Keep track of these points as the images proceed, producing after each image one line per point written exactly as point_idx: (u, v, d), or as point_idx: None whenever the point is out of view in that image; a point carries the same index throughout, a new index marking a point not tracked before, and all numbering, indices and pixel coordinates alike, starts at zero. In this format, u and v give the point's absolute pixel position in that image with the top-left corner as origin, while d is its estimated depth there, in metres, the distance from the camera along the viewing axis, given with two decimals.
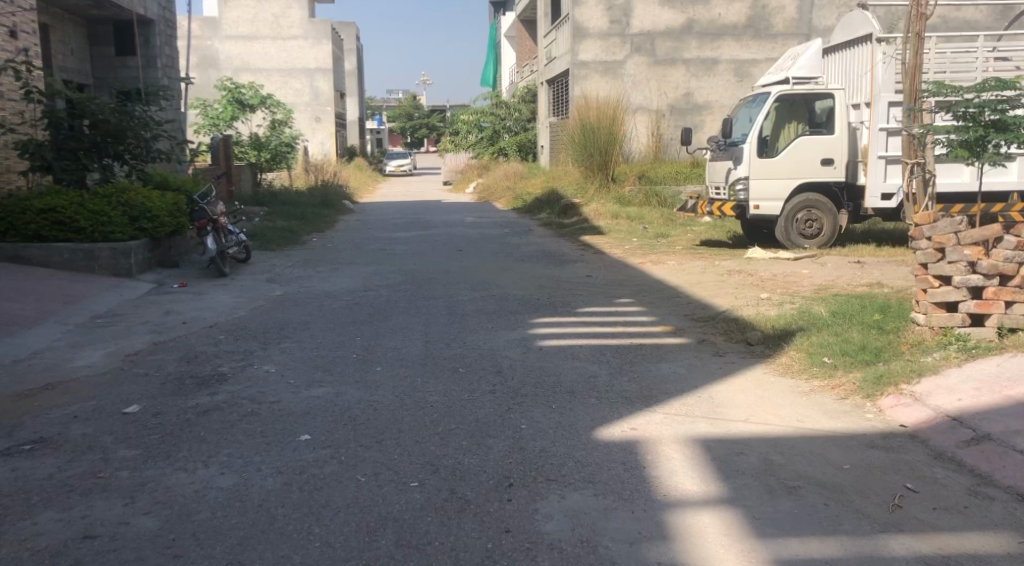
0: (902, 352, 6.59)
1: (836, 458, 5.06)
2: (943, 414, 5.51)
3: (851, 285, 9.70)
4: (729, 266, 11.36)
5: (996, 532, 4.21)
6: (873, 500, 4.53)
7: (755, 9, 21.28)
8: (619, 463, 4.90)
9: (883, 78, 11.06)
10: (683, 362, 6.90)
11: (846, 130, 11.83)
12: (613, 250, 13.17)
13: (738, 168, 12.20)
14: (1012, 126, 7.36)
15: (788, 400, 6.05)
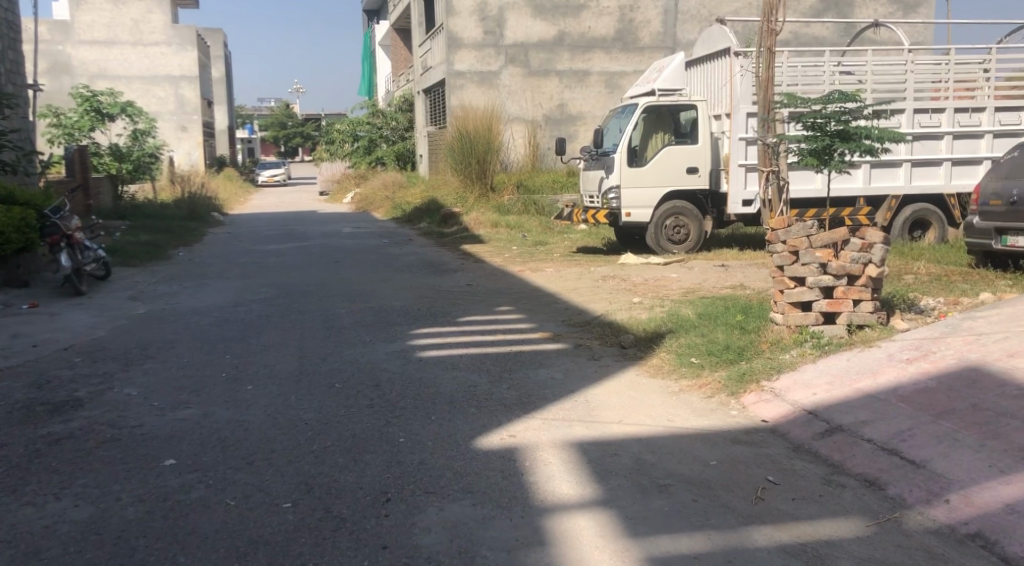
0: (763, 350, 6.95)
1: (703, 455, 5.29)
2: (800, 408, 5.85)
3: (717, 287, 10.13)
4: (603, 272, 11.67)
5: (848, 518, 4.50)
6: (737, 494, 4.77)
7: (623, 23, 21.95)
8: (497, 471, 4.98)
9: (742, 90, 11.66)
10: (560, 368, 7.06)
11: (709, 140, 12.35)
12: (492, 259, 13.31)
13: (609, 177, 12.52)
14: (854, 136, 7.86)
15: (658, 400, 6.29)
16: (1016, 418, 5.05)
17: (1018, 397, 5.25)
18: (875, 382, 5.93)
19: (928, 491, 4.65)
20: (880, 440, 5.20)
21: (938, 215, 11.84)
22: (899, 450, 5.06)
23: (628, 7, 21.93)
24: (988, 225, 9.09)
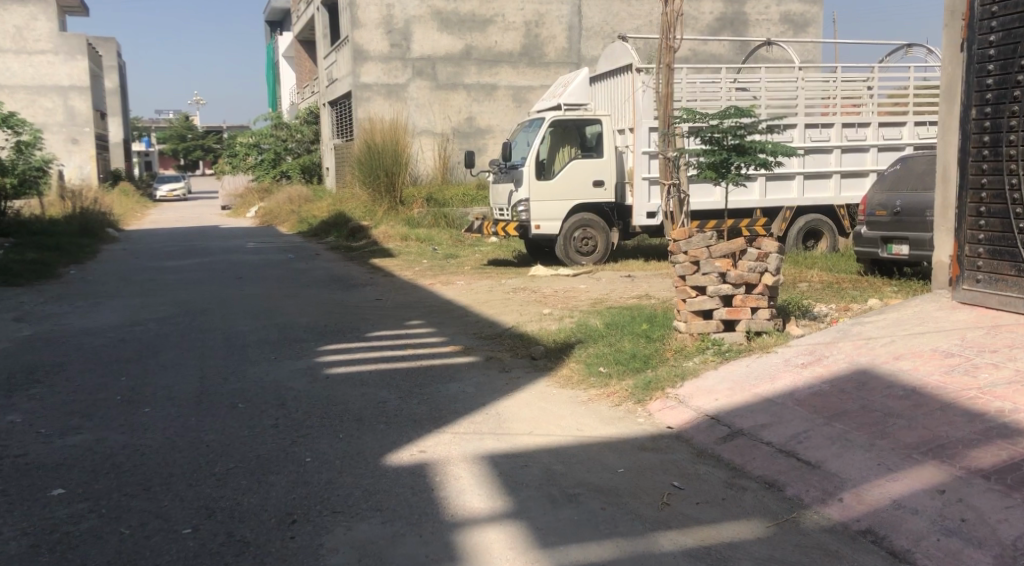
0: (667, 358, 7.14)
1: (612, 463, 5.40)
2: (703, 414, 6.03)
3: (624, 297, 10.34)
4: (513, 284, 11.77)
5: (748, 520, 4.65)
6: (644, 500, 4.88)
7: (529, 38, 22.24)
8: (407, 487, 4.99)
9: (644, 105, 11.98)
10: (471, 381, 7.09)
11: (613, 153, 12.62)
12: (401, 272, 13.27)
13: (518, 190, 12.63)
14: (750, 151, 8.15)
15: (568, 411, 6.38)
16: (902, 417, 5.29)
17: (904, 397, 5.50)
18: (773, 386, 6.15)
19: (823, 490, 4.84)
20: (779, 443, 5.40)
21: (829, 225, 12.36)
22: (796, 452, 5.26)
23: (533, 23, 22.23)
24: (875, 234, 9.53)
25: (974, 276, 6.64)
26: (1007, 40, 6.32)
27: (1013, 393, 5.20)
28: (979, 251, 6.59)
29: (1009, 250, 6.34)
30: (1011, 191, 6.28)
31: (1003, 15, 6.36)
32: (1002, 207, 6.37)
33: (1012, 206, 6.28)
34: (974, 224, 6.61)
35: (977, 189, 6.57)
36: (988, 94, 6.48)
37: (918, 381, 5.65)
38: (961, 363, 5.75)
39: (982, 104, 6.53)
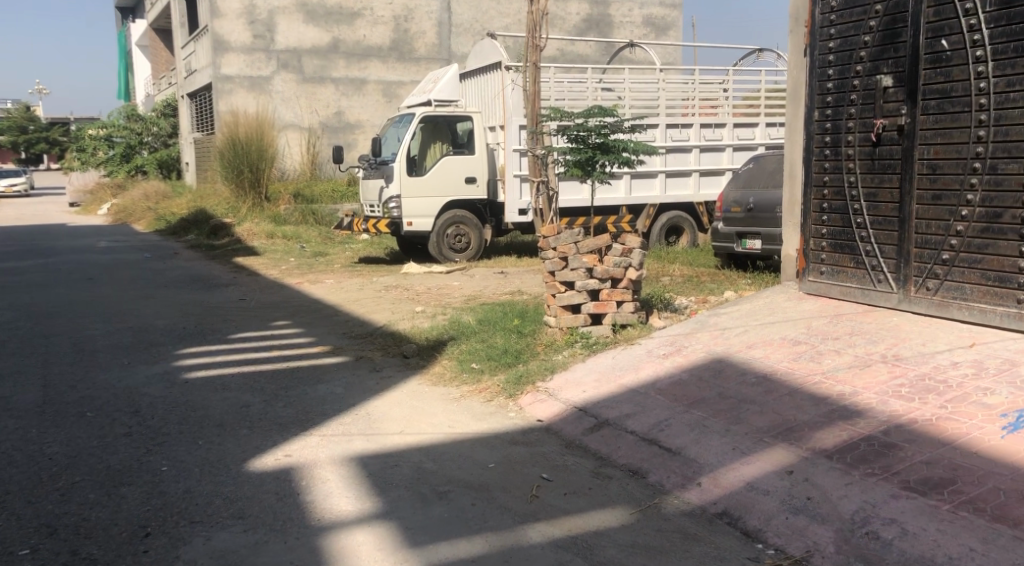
0: (538, 352, 7.24)
1: (482, 459, 5.44)
2: (571, 406, 6.17)
3: (496, 294, 10.43)
4: (385, 282, 11.67)
5: (613, 507, 4.76)
6: (513, 494, 4.94)
7: (398, 33, 22.19)
8: (271, 493, 4.88)
9: (513, 103, 12.12)
10: (340, 382, 7.00)
11: (484, 150, 12.72)
12: (268, 271, 12.96)
13: (389, 186, 12.50)
14: (613, 149, 8.32)
15: (439, 408, 6.39)
16: (755, 403, 5.54)
17: (757, 384, 5.77)
18: (637, 377, 6.33)
19: (683, 476, 5.01)
20: (642, 431, 5.57)
21: (689, 222, 12.84)
22: (658, 439, 5.44)
23: (402, 18, 22.23)
24: (731, 230, 9.99)
25: (819, 268, 7.05)
26: (844, 46, 6.73)
27: (853, 377, 5.53)
28: (822, 244, 7.00)
29: (848, 244, 6.76)
30: (850, 188, 6.69)
31: (841, 23, 6.76)
32: (842, 203, 6.78)
33: (851, 202, 6.70)
34: (818, 219, 7.01)
35: (820, 187, 6.97)
36: (829, 97, 6.88)
37: (770, 368, 5.94)
38: (808, 350, 6.08)
39: (824, 106, 6.94)
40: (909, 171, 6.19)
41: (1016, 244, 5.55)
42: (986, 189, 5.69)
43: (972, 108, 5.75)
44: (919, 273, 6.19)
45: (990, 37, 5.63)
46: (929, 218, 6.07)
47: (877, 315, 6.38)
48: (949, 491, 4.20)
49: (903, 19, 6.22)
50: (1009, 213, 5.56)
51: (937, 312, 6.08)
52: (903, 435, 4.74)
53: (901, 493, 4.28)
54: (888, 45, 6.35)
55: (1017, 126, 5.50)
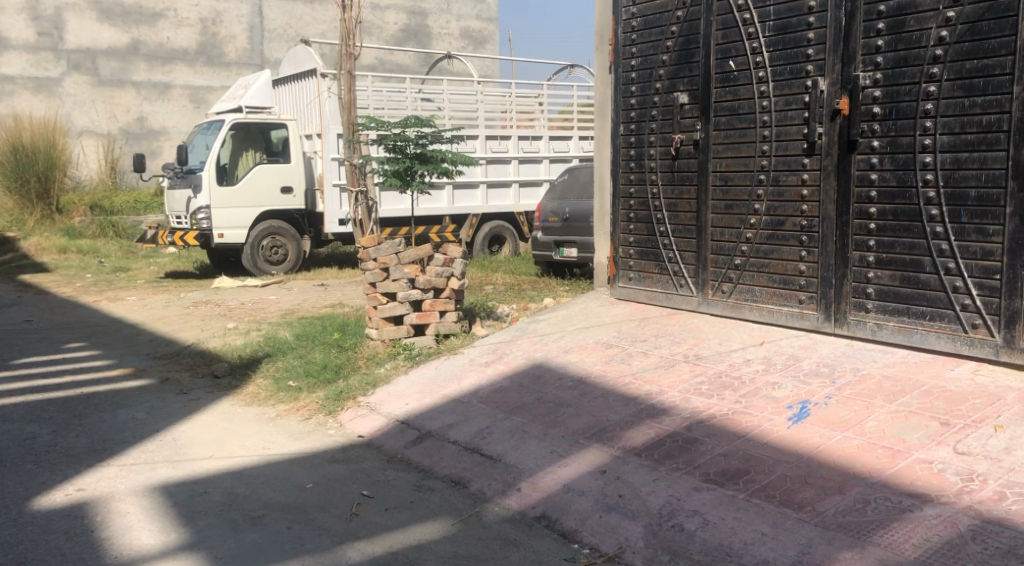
0: (358, 366, 7.17)
1: (299, 480, 5.33)
2: (393, 419, 6.15)
3: (315, 307, 10.25)
4: (193, 298, 11.20)
5: (434, 520, 4.78)
6: (331, 513, 4.86)
7: (205, 36, 21.45)
8: (63, 533, 4.58)
9: (330, 112, 11.93)
10: (143, 407, 6.67)
11: (301, 159, 12.49)
12: (61, 290, 12.13)
13: (197, 197, 11.99)
14: (432, 159, 8.32)
15: (253, 429, 6.21)
16: (571, 406, 5.72)
17: (573, 387, 5.97)
18: (459, 387, 6.39)
19: (503, 482, 5.09)
20: (463, 441, 5.63)
21: (511, 231, 13.07)
22: (479, 448, 5.51)
23: (209, 20, 21.50)
24: (549, 239, 10.30)
25: (628, 275, 7.38)
26: (644, 65, 7.09)
27: (660, 377, 5.82)
28: (630, 252, 7.33)
29: (653, 252, 7.11)
30: (653, 199, 7.06)
31: (641, 42, 7.13)
32: (646, 213, 7.13)
33: (654, 212, 7.06)
34: (626, 228, 7.34)
35: (627, 198, 7.31)
36: (633, 112, 7.23)
37: (585, 371, 6.16)
38: (619, 352, 6.35)
39: (629, 121, 7.28)
40: (704, 182, 6.60)
41: (796, 249, 6.02)
42: (770, 200, 6.16)
43: (757, 125, 6.21)
44: (715, 278, 6.61)
45: (770, 60, 6.10)
46: (723, 226, 6.50)
47: (679, 317, 6.76)
48: (744, 481, 4.48)
49: (696, 41, 6.63)
50: (790, 221, 6.04)
51: (732, 312, 6.51)
52: (704, 430, 5.04)
53: (703, 486, 4.53)
54: (683, 64, 6.75)
55: (794, 141, 5.99)
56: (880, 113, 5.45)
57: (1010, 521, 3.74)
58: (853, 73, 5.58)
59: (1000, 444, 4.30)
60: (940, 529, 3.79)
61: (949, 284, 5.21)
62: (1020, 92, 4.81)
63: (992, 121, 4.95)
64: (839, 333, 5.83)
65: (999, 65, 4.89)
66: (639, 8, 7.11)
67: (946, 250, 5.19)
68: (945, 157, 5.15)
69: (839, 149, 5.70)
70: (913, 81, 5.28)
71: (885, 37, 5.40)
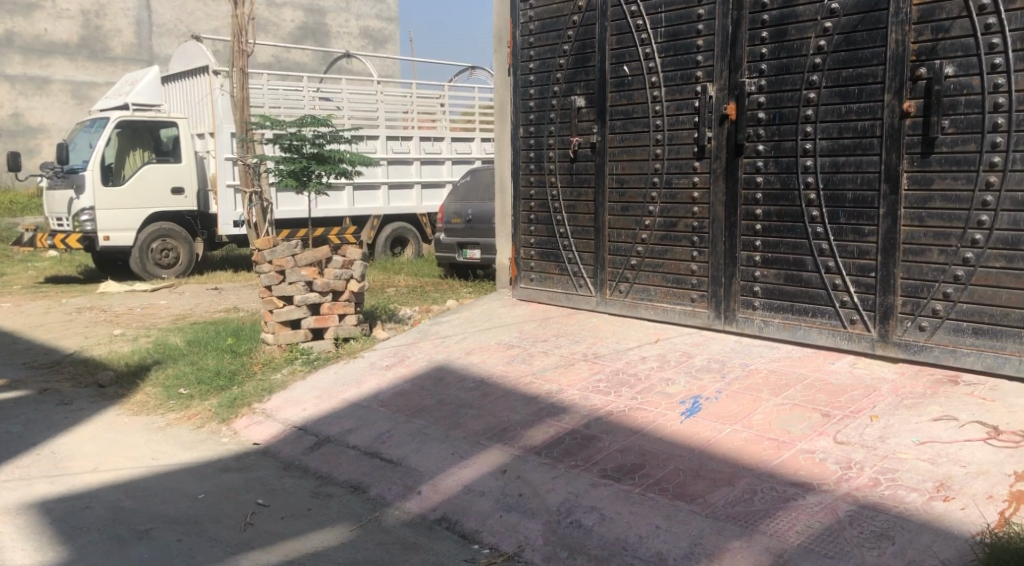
0: (254, 372, 7.04)
1: (190, 490, 5.21)
2: (290, 425, 6.07)
3: (208, 312, 10.01)
4: (77, 304, 10.78)
5: (332, 526, 4.74)
6: (224, 524, 4.76)
7: (87, 29, 20.63)
8: None
9: (222, 110, 11.66)
10: (22, 420, 6.40)
11: (193, 158, 12.16)
12: None
13: (80, 198, 11.54)
14: (330, 159, 8.22)
15: (141, 440, 6.04)
16: (472, 407, 5.75)
17: (474, 388, 6.00)
18: (359, 391, 6.35)
19: (403, 486, 5.09)
20: (363, 445, 5.60)
21: (413, 232, 13.02)
22: (379, 452, 5.49)
23: (92, 13, 20.71)
24: (452, 241, 10.32)
25: (529, 276, 7.46)
26: (542, 68, 7.18)
27: (560, 376, 5.91)
28: (531, 253, 7.41)
29: (552, 253, 7.21)
30: (552, 201, 7.16)
31: (538, 45, 7.22)
32: (546, 215, 7.23)
33: (553, 213, 7.16)
34: (527, 230, 7.43)
35: (527, 200, 7.39)
36: (532, 115, 7.32)
37: (487, 372, 6.20)
38: (520, 352, 6.42)
39: (528, 123, 7.37)
40: (601, 184, 6.73)
41: (689, 249, 6.21)
42: (664, 202, 6.33)
43: (650, 129, 6.37)
44: (613, 278, 6.75)
45: (662, 65, 6.27)
46: (620, 228, 6.64)
47: (579, 317, 6.88)
48: (639, 475, 4.59)
49: (591, 45, 6.76)
50: (682, 222, 6.22)
51: (628, 312, 6.66)
52: (602, 427, 5.14)
53: (600, 481, 4.62)
54: (580, 68, 6.87)
55: (685, 145, 6.17)
56: (765, 118, 5.67)
57: (884, 505, 3.95)
58: (740, 80, 5.79)
59: (876, 432, 4.53)
60: (821, 515, 3.97)
61: (828, 282, 5.46)
62: (890, 100, 5.08)
63: (866, 127, 5.20)
64: (729, 330, 6.04)
65: (872, 75, 5.15)
66: (536, 11, 7.20)
67: (826, 250, 5.44)
68: (825, 161, 5.40)
69: (727, 153, 5.91)
70: (795, 88, 5.51)
71: (768, 45, 5.62)
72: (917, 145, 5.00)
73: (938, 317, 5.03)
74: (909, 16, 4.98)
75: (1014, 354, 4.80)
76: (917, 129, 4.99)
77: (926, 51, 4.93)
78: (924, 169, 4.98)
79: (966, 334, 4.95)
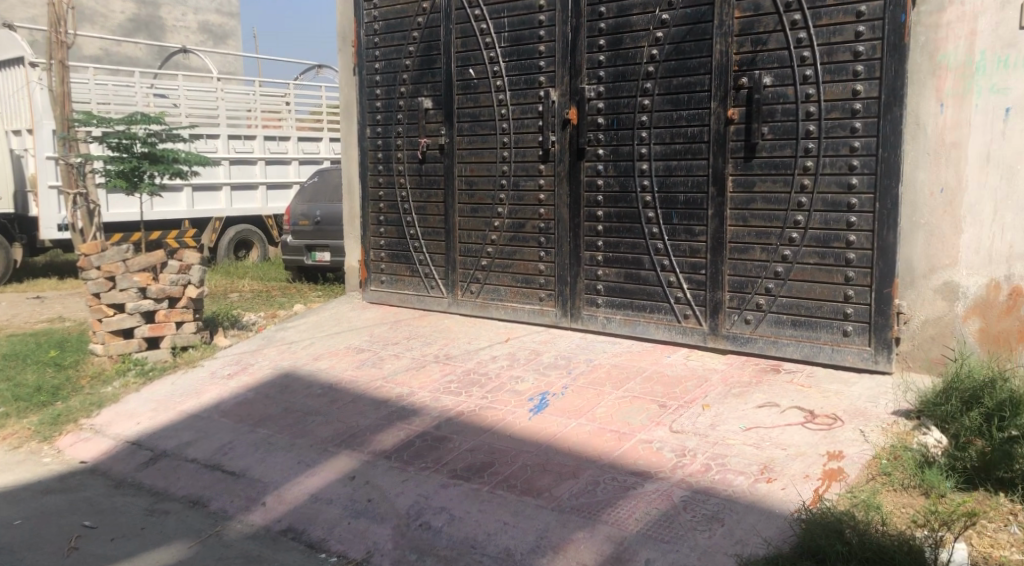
0: (81, 386, 6.69)
1: (7, 517, 4.91)
2: (122, 441, 5.82)
3: (29, 323, 9.43)
4: None
5: (168, 545, 4.59)
6: (46, 551, 4.53)
7: None
8: None
9: (42, 105, 10.91)
10: None
11: (8, 157, 11.30)
12: None
13: None
14: (163, 159, 7.90)
15: None
16: (319, 413, 5.69)
17: (322, 394, 5.94)
18: (198, 402, 6.16)
19: (246, 498, 4.97)
20: (202, 458, 5.44)
21: (259, 235, 12.66)
22: (220, 464, 5.35)
23: None
24: (299, 243, 10.12)
25: (379, 278, 7.43)
26: (387, 68, 7.17)
27: (410, 378, 5.94)
28: (381, 256, 7.39)
29: (403, 254, 7.22)
30: (401, 203, 7.16)
31: (383, 46, 7.20)
32: (395, 216, 7.23)
33: (403, 215, 7.17)
34: (376, 232, 7.40)
35: (376, 201, 7.37)
36: (378, 115, 7.29)
37: (335, 378, 6.15)
38: (369, 356, 6.40)
39: (375, 124, 7.33)
40: (449, 186, 6.80)
41: (536, 250, 6.37)
42: (512, 203, 6.46)
43: (497, 131, 6.48)
44: (464, 279, 6.83)
45: (506, 69, 6.39)
46: (469, 229, 6.73)
47: (430, 318, 6.92)
48: (488, 473, 4.68)
49: (436, 47, 6.81)
50: (530, 223, 6.38)
51: (479, 312, 6.76)
52: (452, 428, 5.20)
53: (449, 482, 4.68)
54: (425, 70, 6.91)
55: (530, 148, 6.32)
56: (604, 123, 5.89)
57: (714, 489, 4.20)
58: (580, 85, 5.98)
59: (708, 420, 4.80)
60: (658, 502, 4.17)
61: (665, 279, 5.73)
62: (717, 107, 5.38)
63: (695, 133, 5.49)
64: (575, 327, 6.24)
65: (699, 83, 5.45)
66: (380, 11, 7.19)
67: (662, 249, 5.71)
68: (659, 165, 5.66)
69: (570, 156, 6.10)
70: (630, 95, 5.75)
71: (605, 53, 5.85)
72: (740, 150, 5.32)
73: (761, 311, 5.37)
74: (731, 29, 5.29)
75: (827, 344, 5.18)
76: (740, 135, 5.31)
77: (747, 62, 5.26)
78: (748, 173, 5.31)
79: (786, 326, 5.31)
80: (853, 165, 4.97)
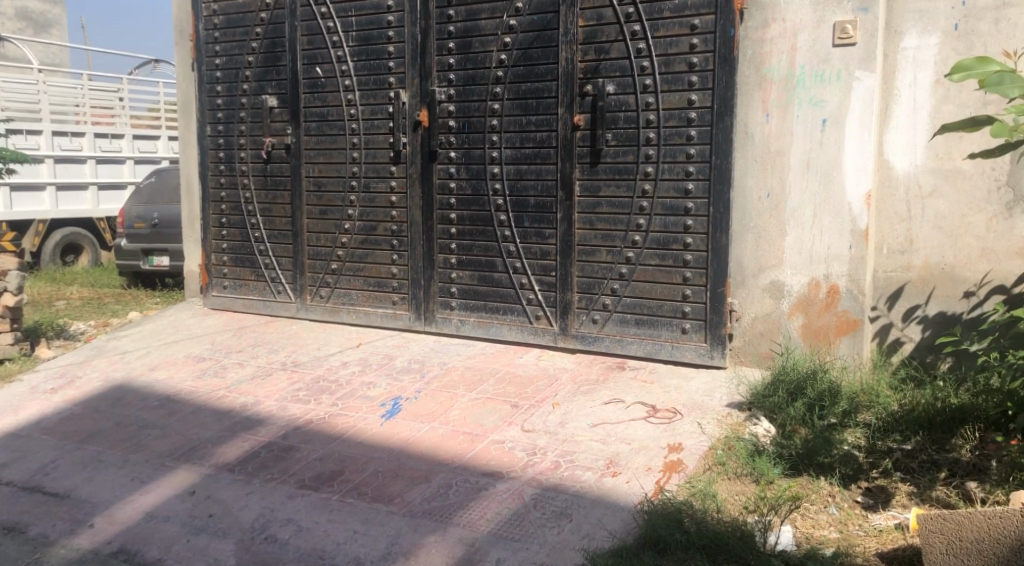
0: None
1: None
2: None
3: None
4: None
5: None
6: None
7: None
8: None
9: None
10: None
11: None
12: None
13: None
14: None
15: None
16: (155, 427, 5.46)
17: (159, 407, 5.69)
18: (15, 419, 5.77)
19: (71, 521, 4.69)
20: (21, 480, 5.09)
21: (89, 238, 11.97)
22: (41, 486, 5.02)
23: None
24: (135, 247, 9.65)
25: (222, 283, 7.18)
26: (229, 64, 6.95)
27: (256, 388, 5.78)
28: (223, 259, 7.15)
29: (248, 258, 7.01)
30: (245, 204, 6.96)
31: (224, 41, 6.97)
32: (239, 218, 7.01)
33: (247, 217, 6.96)
34: (218, 234, 7.15)
35: (218, 203, 7.12)
36: (220, 113, 7.05)
37: (173, 389, 5.91)
38: (211, 365, 6.18)
39: (216, 122, 7.08)
40: (297, 187, 6.66)
41: (388, 253, 6.34)
42: (362, 205, 6.40)
43: (346, 132, 6.41)
44: (313, 283, 6.71)
45: (355, 70, 6.33)
46: (319, 232, 6.62)
47: (277, 324, 6.76)
48: (339, 482, 4.63)
49: (281, 44, 6.65)
50: (381, 226, 6.34)
51: (330, 317, 6.65)
52: (300, 437, 5.11)
53: (297, 493, 4.60)
54: (270, 67, 6.74)
55: (381, 149, 6.29)
56: (455, 126, 5.94)
57: (563, 485, 4.33)
58: (430, 87, 6.00)
59: (557, 418, 4.93)
60: (508, 501, 4.26)
61: (516, 281, 5.84)
62: (563, 113, 5.53)
63: (544, 138, 5.62)
64: (428, 330, 6.25)
65: (547, 89, 5.58)
66: (220, 5, 6.95)
67: (513, 251, 5.81)
68: (510, 168, 5.76)
69: (421, 158, 6.11)
70: (481, 99, 5.82)
71: (455, 56, 5.89)
72: (586, 155, 5.49)
73: (608, 310, 5.56)
74: (576, 37, 5.45)
75: (667, 341, 5.42)
76: (586, 141, 5.48)
77: (591, 70, 5.44)
78: (593, 178, 5.49)
79: (630, 325, 5.52)
80: (689, 170, 5.23)
